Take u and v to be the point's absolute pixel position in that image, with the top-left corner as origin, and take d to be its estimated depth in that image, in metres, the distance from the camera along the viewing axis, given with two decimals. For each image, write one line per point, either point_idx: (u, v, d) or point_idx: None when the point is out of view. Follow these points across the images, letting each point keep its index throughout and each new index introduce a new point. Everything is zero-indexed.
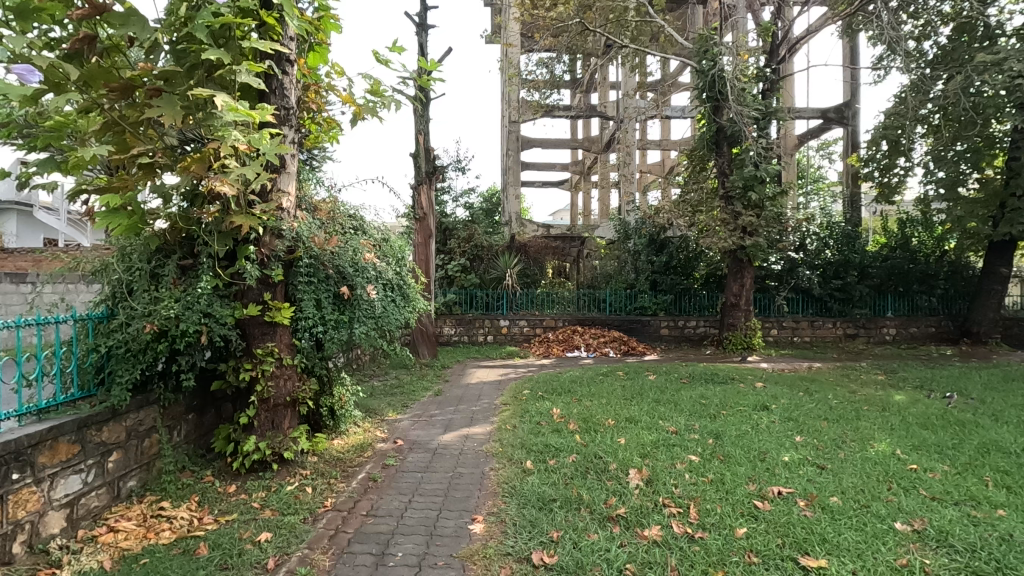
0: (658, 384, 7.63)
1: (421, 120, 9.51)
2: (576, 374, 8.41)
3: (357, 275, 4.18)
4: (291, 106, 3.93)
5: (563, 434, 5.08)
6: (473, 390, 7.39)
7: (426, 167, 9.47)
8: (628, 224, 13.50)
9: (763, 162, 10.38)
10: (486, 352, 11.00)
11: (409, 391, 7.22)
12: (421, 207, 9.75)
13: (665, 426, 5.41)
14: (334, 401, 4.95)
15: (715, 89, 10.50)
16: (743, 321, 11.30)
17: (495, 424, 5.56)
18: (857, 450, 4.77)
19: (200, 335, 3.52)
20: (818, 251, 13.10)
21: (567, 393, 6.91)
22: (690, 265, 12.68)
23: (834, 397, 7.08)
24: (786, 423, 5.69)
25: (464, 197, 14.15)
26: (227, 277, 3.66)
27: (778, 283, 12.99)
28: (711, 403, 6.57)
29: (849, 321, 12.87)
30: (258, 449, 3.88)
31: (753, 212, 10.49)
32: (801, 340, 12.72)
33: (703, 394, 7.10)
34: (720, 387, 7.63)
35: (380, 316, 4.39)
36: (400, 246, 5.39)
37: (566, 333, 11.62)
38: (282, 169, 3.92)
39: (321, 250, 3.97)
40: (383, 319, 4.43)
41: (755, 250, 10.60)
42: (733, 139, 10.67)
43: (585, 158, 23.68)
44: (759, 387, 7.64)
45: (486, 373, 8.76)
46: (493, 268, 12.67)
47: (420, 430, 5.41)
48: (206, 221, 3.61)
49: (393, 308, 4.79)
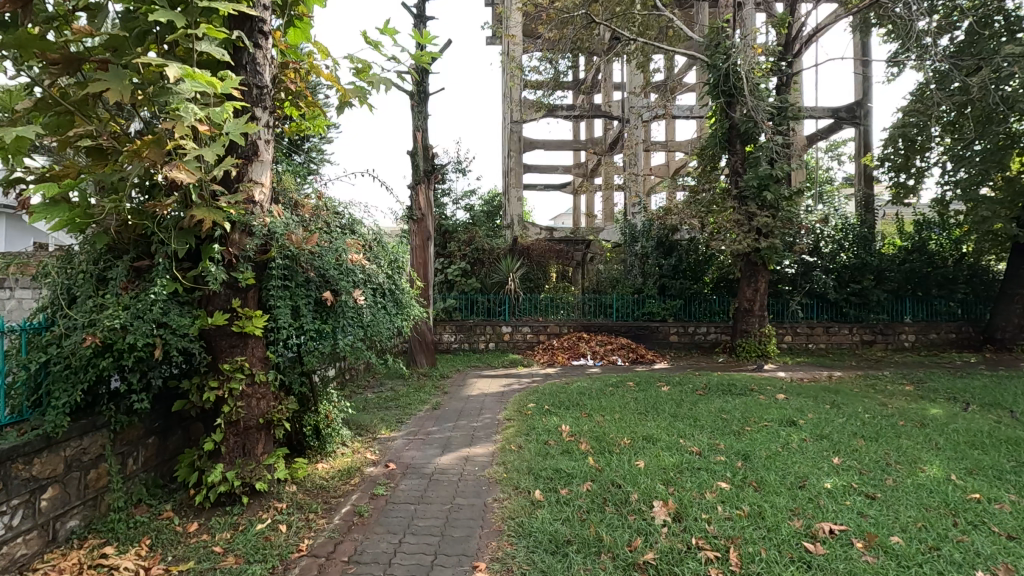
0: (673, 395, 7.10)
1: (419, 116, 9.05)
2: (584, 385, 7.88)
3: (342, 278, 3.68)
4: (265, 84, 3.43)
5: (575, 456, 4.55)
6: (474, 403, 6.86)
7: (425, 166, 8.99)
8: (635, 227, 13.01)
9: (778, 160, 9.89)
10: (488, 359, 10.49)
11: (405, 404, 6.69)
12: (419, 207, 9.22)
13: (686, 446, 4.88)
14: (318, 419, 4.46)
15: (728, 85, 10.04)
16: (757, 327, 10.80)
17: (498, 443, 5.04)
18: (906, 474, 4.24)
19: (154, 349, 3.00)
20: (834, 254, 12.58)
21: (576, 406, 6.38)
22: (700, 269, 12.17)
23: (865, 410, 6.54)
24: (819, 441, 5.16)
25: (465, 199, 13.66)
26: (187, 282, 3.14)
27: (792, 287, 12.47)
28: (733, 418, 6.04)
29: (866, 327, 12.35)
30: (225, 480, 3.36)
31: (768, 213, 9.99)
32: (816, 346, 12.20)
33: (722, 407, 6.57)
34: (738, 399, 7.11)
35: (371, 325, 3.91)
36: (395, 248, 4.92)
37: (571, 341, 11.09)
38: (256, 157, 3.41)
39: (301, 249, 3.46)
40: (373, 329, 3.96)
41: (771, 252, 10.08)
42: (747, 137, 10.18)
43: (588, 161, 23.23)
44: (781, 399, 7.12)
45: (488, 384, 8.25)
46: (494, 272, 12.16)
47: (415, 451, 4.88)
48: (163, 216, 3.10)
49: (386, 315, 4.32)
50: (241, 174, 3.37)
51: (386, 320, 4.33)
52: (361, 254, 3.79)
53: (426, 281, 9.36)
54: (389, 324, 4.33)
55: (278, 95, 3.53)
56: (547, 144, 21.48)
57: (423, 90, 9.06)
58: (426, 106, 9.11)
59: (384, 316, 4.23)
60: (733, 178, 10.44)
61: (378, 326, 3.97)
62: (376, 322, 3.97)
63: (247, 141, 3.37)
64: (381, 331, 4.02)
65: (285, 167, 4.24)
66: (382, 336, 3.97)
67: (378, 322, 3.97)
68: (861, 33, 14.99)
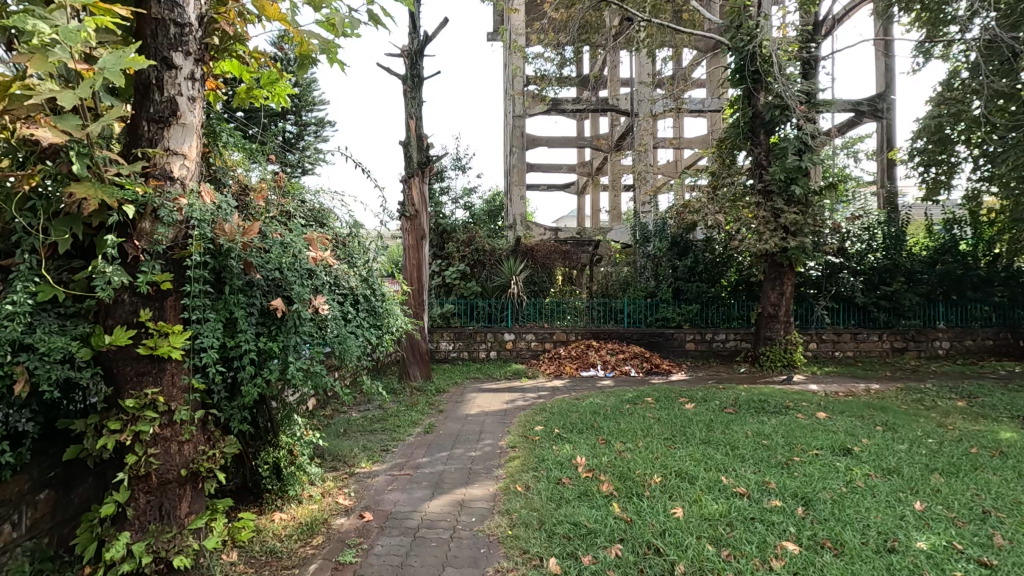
0: (701, 415, 6.20)
1: (413, 102, 8.19)
2: (598, 401, 7.00)
3: (296, 282, 2.83)
4: (189, 22, 2.55)
5: (595, 502, 3.68)
6: (473, 425, 5.96)
7: (419, 158, 8.17)
8: (647, 226, 12.12)
9: (808, 152, 9.04)
10: (489, 370, 9.62)
11: (393, 427, 5.81)
12: (412, 203, 8.28)
13: (731, 487, 3.99)
14: (278, 454, 3.65)
15: (752, 68, 9.19)
16: (783, 334, 9.91)
17: (502, 482, 4.15)
18: (1019, 530, 3.36)
19: (16, 381, 2.10)
20: (862, 255, 11.67)
21: (591, 430, 5.50)
22: (718, 271, 11.27)
23: (925, 434, 5.64)
24: (889, 478, 4.27)
25: (464, 198, 12.79)
26: (72, 287, 2.26)
27: (817, 291, 11.55)
28: (776, 445, 5.13)
29: (897, 333, 11.49)
30: (130, 556, 2.46)
31: (797, 209, 9.11)
32: (844, 355, 11.31)
33: (761, 430, 5.67)
34: (777, 419, 6.21)
35: (338, 341, 3.08)
36: (374, 249, 4.11)
37: (580, 349, 10.21)
38: (174, 119, 2.53)
39: (238, 245, 2.57)
40: (340, 346, 3.11)
41: (799, 252, 9.18)
42: (771, 126, 9.31)
43: (593, 159, 22.35)
44: (824, 419, 6.25)
45: (488, 400, 7.36)
46: (496, 275, 11.26)
47: (399, 494, 3.97)
48: (37, 195, 2.23)
49: (360, 328, 3.49)
50: (155, 142, 2.50)
51: (361, 335, 3.50)
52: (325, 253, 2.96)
53: (420, 285, 8.44)
54: (364, 341, 3.50)
55: (209, 40, 2.66)
56: (551, 141, 20.67)
57: (417, 75, 8.23)
58: (421, 92, 8.26)
59: (356, 331, 3.40)
60: (756, 172, 9.57)
61: (348, 344, 3.14)
62: (344, 337, 3.14)
63: (163, 99, 2.49)
64: (351, 349, 3.18)
65: (226, 142, 3.35)
66: (352, 358, 3.13)
67: (347, 337, 3.15)
68: (884, 21, 14.16)
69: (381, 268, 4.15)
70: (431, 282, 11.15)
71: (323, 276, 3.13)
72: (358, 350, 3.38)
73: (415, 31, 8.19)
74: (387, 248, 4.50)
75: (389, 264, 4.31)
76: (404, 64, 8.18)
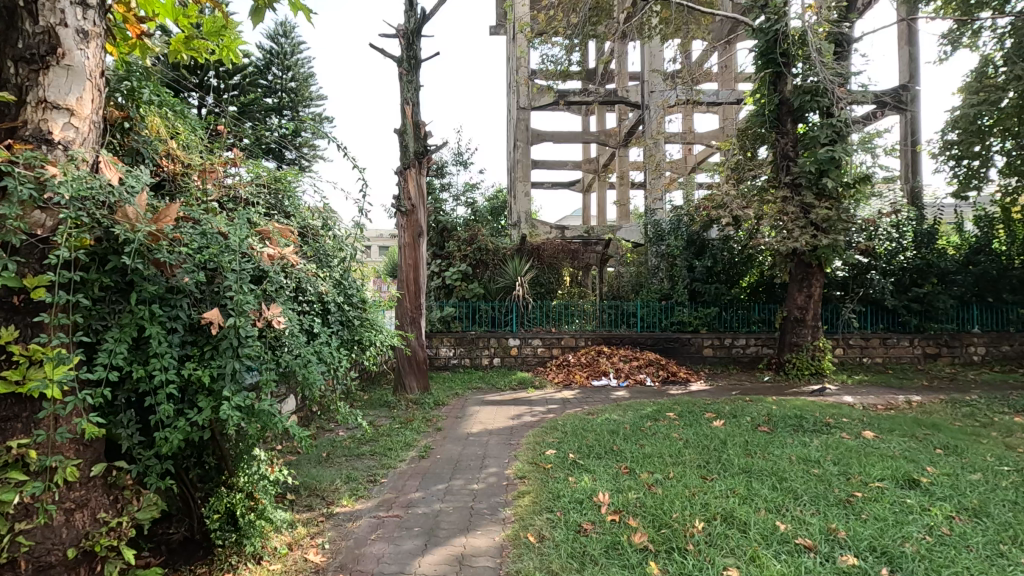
0: (733, 435, 5.46)
1: (409, 86, 7.45)
2: (615, 418, 6.25)
3: (237, 288, 2.12)
4: None
5: (627, 561, 2.95)
6: (475, 447, 5.22)
7: (415, 147, 7.43)
8: (661, 224, 11.40)
9: (840, 141, 8.29)
10: (492, 378, 8.89)
11: (385, 449, 5.10)
12: (408, 198, 7.54)
13: (791, 537, 3.25)
14: (232, 499, 2.94)
15: (780, 50, 8.43)
16: (810, 340, 9.14)
17: (510, 530, 3.41)
18: None
19: None
20: (892, 255, 10.90)
21: (612, 456, 4.77)
22: (737, 271, 10.54)
23: (998, 460, 4.87)
24: (980, 523, 3.52)
25: (466, 194, 12.05)
26: None
27: (843, 293, 10.79)
28: (830, 475, 4.38)
29: (929, 338, 10.75)
30: None
31: (828, 203, 8.36)
32: (872, 361, 10.58)
33: (807, 454, 4.92)
34: (821, 440, 5.46)
35: (296, 365, 2.39)
36: (343, 248, 3.47)
37: (590, 356, 9.48)
38: (57, 59, 2.11)
39: (143, 238, 1.86)
40: (301, 371, 2.42)
41: (830, 252, 8.42)
42: (800, 114, 8.59)
43: (599, 156, 21.64)
44: (872, 440, 5.52)
45: (492, 414, 6.62)
46: (500, 276, 10.47)
47: (384, 546, 3.23)
48: None
49: (326, 346, 2.81)
50: (26, 89, 2.06)
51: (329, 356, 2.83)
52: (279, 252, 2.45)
53: (417, 287, 7.71)
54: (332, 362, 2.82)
55: None
56: (556, 137, 19.96)
57: (415, 56, 7.51)
58: (418, 75, 7.54)
59: (321, 349, 2.72)
60: (781, 164, 8.83)
61: (311, 369, 2.45)
62: (306, 359, 2.46)
63: (36, 30, 2.06)
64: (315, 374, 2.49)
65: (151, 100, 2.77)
66: (315, 387, 2.44)
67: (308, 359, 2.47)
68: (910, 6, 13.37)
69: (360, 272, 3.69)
70: (430, 283, 10.41)
71: (276, 282, 2.45)
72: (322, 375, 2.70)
73: (412, 9, 7.47)
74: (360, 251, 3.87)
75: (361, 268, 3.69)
76: (400, 45, 7.46)
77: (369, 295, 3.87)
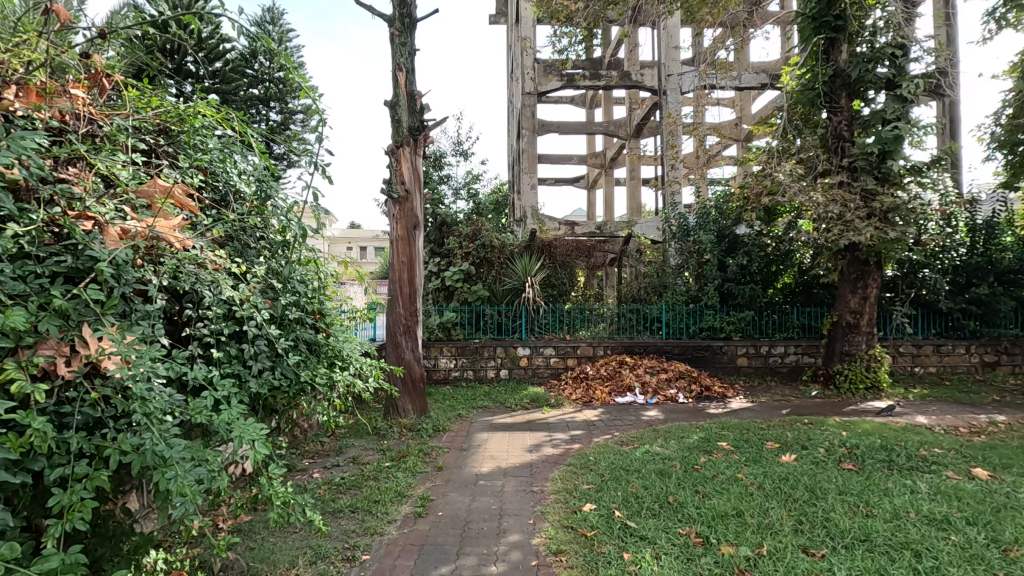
0: (812, 475, 4.35)
1: (402, 48, 6.24)
2: (656, 450, 5.07)
3: None
4: None
5: None
6: (488, 499, 4.01)
7: (408, 122, 6.22)
8: (685, 218, 10.20)
9: (905, 116, 7.14)
10: (499, 395, 7.69)
11: (371, 502, 3.88)
12: (401, 182, 6.30)
13: None
14: None
15: (834, 12, 7.26)
16: (865, 348, 7.97)
17: None
18: None
19: None
20: (947, 252, 9.69)
21: (673, 514, 3.60)
22: (775, 272, 9.33)
23: None
24: None
25: (467, 185, 10.80)
26: None
27: (893, 294, 9.63)
28: (977, 544, 3.22)
29: (987, 345, 9.63)
30: None
31: (891, 190, 7.21)
32: (926, 371, 9.46)
33: (927, 508, 3.73)
34: (928, 483, 4.27)
35: (149, 462, 1.69)
36: (260, 254, 2.73)
37: (611, 368, 8.27)
38: None
39: None
40: (158, 470, 1.72)
41: (895, 248, 7.23)
42: (857, 86, 7.45)
43: (606, 149, 20.52)
44: (991, 480, 4.37)
45: (504, 445, 5.43)
46: (507, 276, 9.22)
47: None
48: None
49: (232, 411, 2.09)
50: None
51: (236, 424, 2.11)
52: (134, 227, 1.96)
53: (413, 290, 6.46)
54: (247, 440, 2.06)
55: None
56: (561, 128, 18.84)
57: (409, 15, 6.27)
58: (413, 36, 6.32)
59: (214, 420, 2.00)
60: (833, 147, 7.67)
61: (176, 466, 1.73)
62: (175, 447, 1.77)
63: None
64: (194, 478, 1.78)
65: None
66: (178, 510, 1.72)
67: (179, 444, 1.79)
68: None
69: (305, 272, 2.92)
70: (428, 285, 9.24)
71: (116, 284, 1.83)
72: (214, 470, 1.97)
73: None
74: (304, 267, 2.93)
75: (297, 295, 2.77)
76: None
77: (315, 322, 2.92)
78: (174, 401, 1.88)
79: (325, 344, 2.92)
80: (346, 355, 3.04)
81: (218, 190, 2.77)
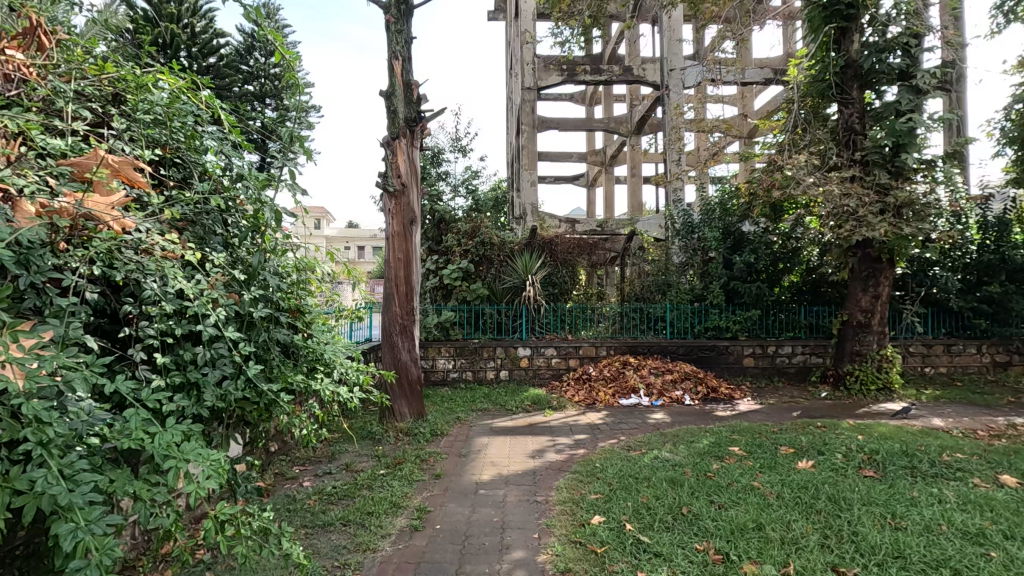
0: (832, 483, 4.11)
1: (398, 35, 5.96)
2: (666, 456, 4.82)
3: None
4: None
5: None
6: (489, 510, 3.75)
7: (404, 113, 5.95)
8: (689, 215, 9.95)
9: (919, 108, 6.89)
10: (499, 397, 7.43)
11: (364, 514, 3.61)
12: (397, 175, 6.03)
13: None
14: None
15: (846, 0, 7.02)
16: (876, 348, 7.73)
17: None
18: None
19: None
20: (958, 250, 9.46)
21: (690, 527, 3.35)
22: (783, 269, 9.08)
23: None
24: None
25: (466, 181, 10.54)
26: None
27: (903, 293, 9.39)
28: (1019, 560, 2.98)
29: (999, 345, 9.41)
30: None
31: (905, 184, 6.97)
32: (936, 371, 9.24)
33: (959, 519, 3.49)
34: (955, 491, 4.03)
35: (46, 509, 1.36)
36: (228, 247, 2.47)
37: (614, 368, 8.02)
38: None
39: None
40: (57, 518, 1.40)
41: (908, 244, 7.00)
42: (869, 78, 7.22)
43: (607, 146, 20.28)
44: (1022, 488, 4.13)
45: (505, 450, 5.17)
46: (507, 274, 8.97)
47: None
48: None
49: (176, 429, 1.79)
50: None
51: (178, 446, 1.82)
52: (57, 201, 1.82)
53: (409, 288, 6.19)
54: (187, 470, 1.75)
55: None
56: (561, 124, 18.58)
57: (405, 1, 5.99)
58: (410, 23, 6.06)
59: (148, 445, 1.68)
60: (845, 140, 7.43)
61: (79, 515, 1.41)
62: (80, 489, 1.45)
63: None
64: (104, 529, 1.46)
65: None
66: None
67: (88, 484, 1.47)
68: None
69: (281, 266, 2.66)
70: (426, 283, 8.99)
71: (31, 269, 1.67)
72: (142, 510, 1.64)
73: None
74: (280, 260, 2.67)
75: (270, 289, 2.50)
76: None
77: (293, 322, 2.68)
78: (97, 422, 1.59)
79: (304, 347, 2.68)
80: (329, 359, 2.79)
81: (181, 169, 2.46)
